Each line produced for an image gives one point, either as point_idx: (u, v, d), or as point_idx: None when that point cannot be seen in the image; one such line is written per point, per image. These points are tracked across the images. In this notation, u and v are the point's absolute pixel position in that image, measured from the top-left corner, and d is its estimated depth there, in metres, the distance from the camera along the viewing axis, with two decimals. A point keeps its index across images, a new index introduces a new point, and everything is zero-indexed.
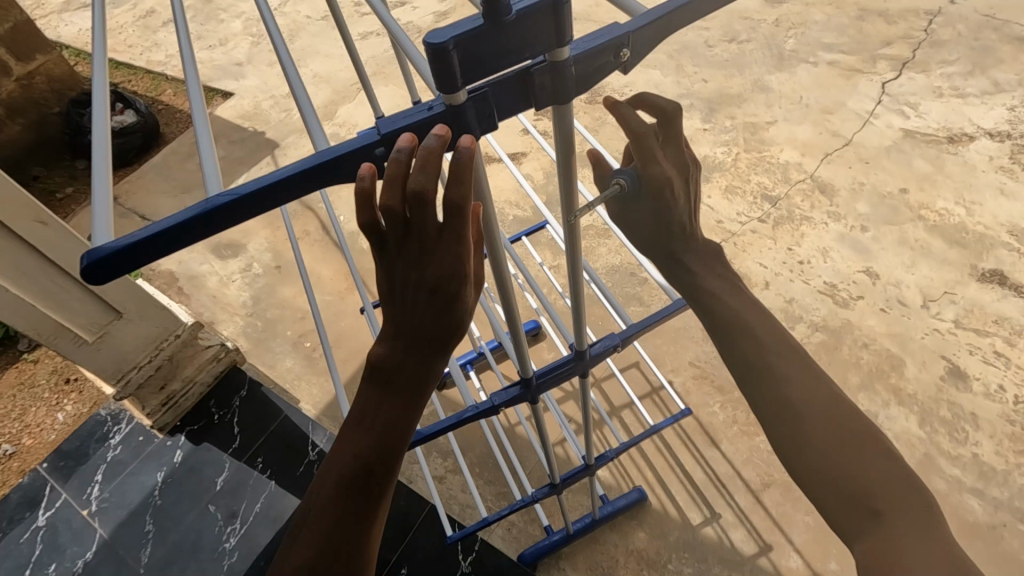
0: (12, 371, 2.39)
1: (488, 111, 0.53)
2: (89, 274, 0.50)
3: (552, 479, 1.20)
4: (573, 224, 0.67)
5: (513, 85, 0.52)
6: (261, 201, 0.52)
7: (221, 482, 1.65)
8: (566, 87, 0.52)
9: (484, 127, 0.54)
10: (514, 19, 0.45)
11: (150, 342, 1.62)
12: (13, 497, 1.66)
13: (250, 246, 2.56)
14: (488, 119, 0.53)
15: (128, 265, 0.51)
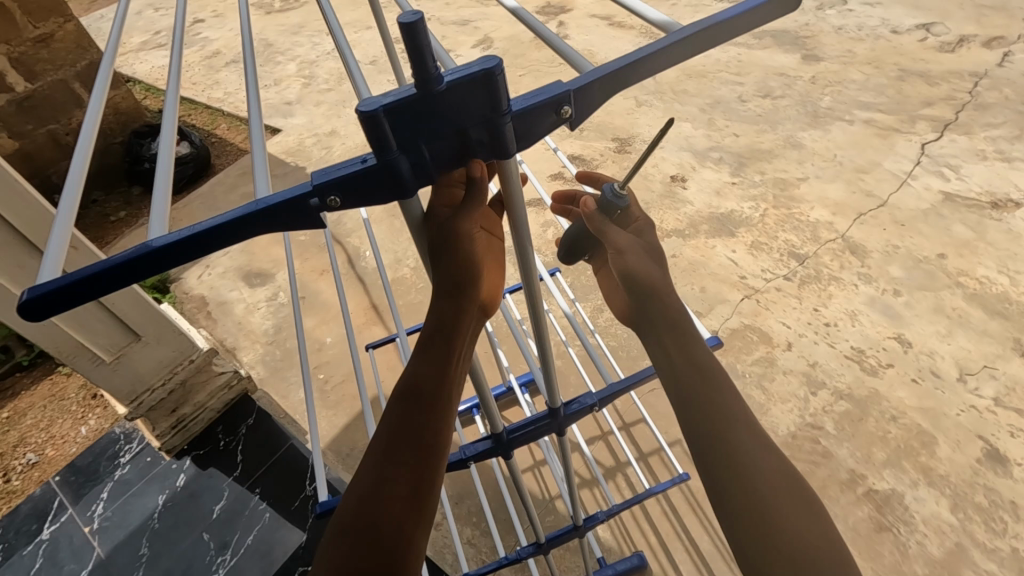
0: (46, 383, 2.51)
1: (423, 164, 0.44)
2: (21, 311, 0.43)
3: (538, 539, 1.16)
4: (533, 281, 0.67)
5: (450, 142, 0.44)
6: (205, 243, 0.44)
7: (218, 510, 1.66)
8: (508, 145, 0.45)
9: (420, 184, 0.46)
10: (445, 88, 0.40)
11: (166, 365, 1.68)
12: (24, 508, 1.72)
13: (279, 276, 2.65)
14: (422, 172, 0.45)
15: (72, 301, 0.45)
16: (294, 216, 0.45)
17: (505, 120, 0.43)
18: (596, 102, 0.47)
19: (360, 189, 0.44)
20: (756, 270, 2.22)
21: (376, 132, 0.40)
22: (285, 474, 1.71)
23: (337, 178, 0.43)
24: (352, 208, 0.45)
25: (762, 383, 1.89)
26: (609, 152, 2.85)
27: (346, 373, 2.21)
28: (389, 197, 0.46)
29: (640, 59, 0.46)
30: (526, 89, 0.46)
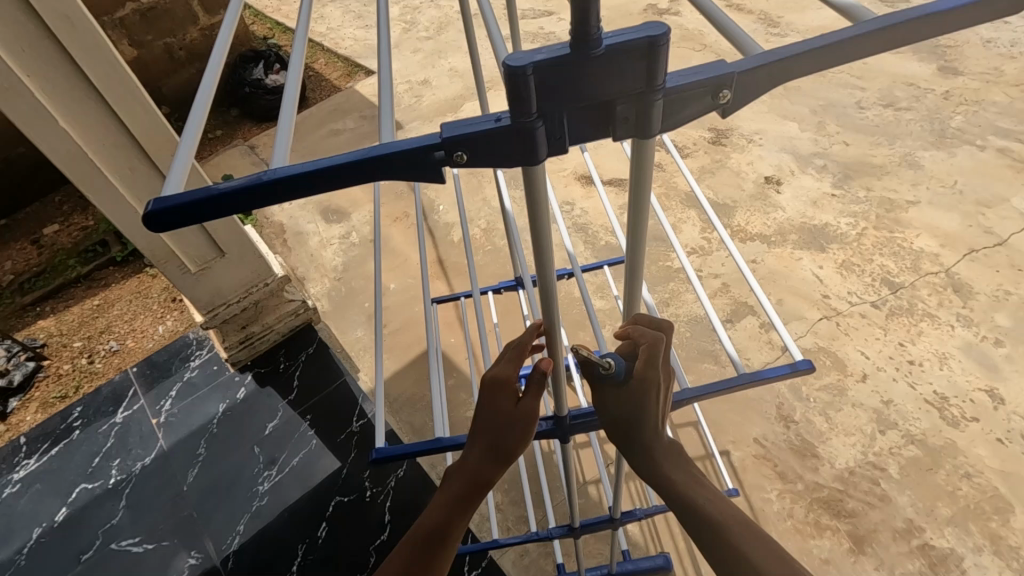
0: (135, 281, 2.71)
1: (560, 134, 0.41)
2: (143, 221, 0.44)
3: (573, 523, 1.15)
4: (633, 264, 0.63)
5: (595, 108, 0.40)
6: (326, 180, 0.43)
7: (271, 428, 1.75)
8: (651, 125, 0.41)
9: (551, 151, 0.42)
10: (604, 53, 0.36)
11: (243, 285, 1.76)
12: (104, 390, 1.88)
13: (354, 216, 2.73)
14: (557, 141, 0.42)
15: (193, 218, 0.44)
16: (413, 167, 0.43)
17: (656, 96, 0.39)
18: (759, 90, 0.43)
19: (488, 149, 0.41)
20: (841, 292, 2.08)
21: (519, 90, 0.37)
22: (334, 407, 1.78)
23: (468, 134, 0.40)
24: (477, 166, 0.42)
25: (826, 411, 1.79)
26: (703, 142, 2.71)
27: (404, 321, 2.26)
28: (514, 164, 0.43)
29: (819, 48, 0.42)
30: (683, 65, 0.41)
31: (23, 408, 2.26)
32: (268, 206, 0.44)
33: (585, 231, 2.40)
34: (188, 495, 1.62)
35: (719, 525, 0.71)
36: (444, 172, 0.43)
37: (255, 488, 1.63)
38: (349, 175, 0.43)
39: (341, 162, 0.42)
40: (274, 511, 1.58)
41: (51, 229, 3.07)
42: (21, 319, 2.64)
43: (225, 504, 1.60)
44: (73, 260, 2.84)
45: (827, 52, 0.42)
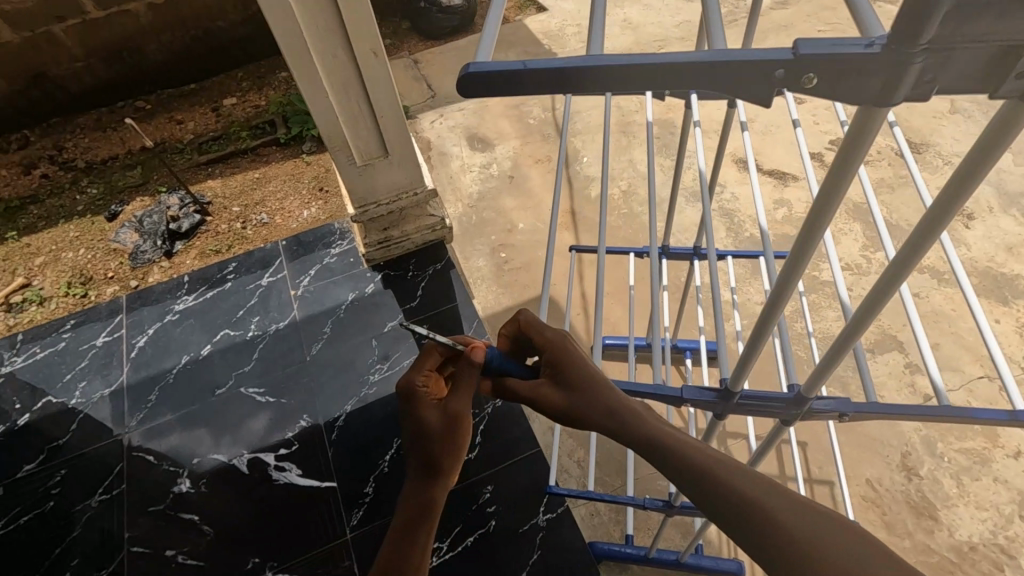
0: (291, 164, 2.94)
1: (932, 76, 0.37)
2: (458, 86, 0.47)
3: (671, 502, 1.12)
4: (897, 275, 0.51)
5: (994, 52, 0.35)
6: (647, 77, 0.43)
7: (389, 327, 1.85)
8: None
9: (908, 96, 0.39)
10: None
11: (396, 190, 1.84)
12: (256, 254, 2.08)
13: (497, 148, 2.80)
14: (924, 84, 0.38)
15: (501, 89, 0.46)
16: (742, 85, 0.42)
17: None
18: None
19: (845, 74, 0.38)
20: (1015, 354, 1.82)
21: (921, 14, 0.34)
22: (449, 325, 1.85)
23: (832, 54, 0.38)
24: (821, 94, 0.40)
25: (959, 476, 1.61)
26: (888, 152, 2.43)
27: (525, 262, 2.29)
28: (860, 100, 0.40)
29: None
30: None
31: (184, 252, 2.56)
32: (574, 93, 0.45)
33: (731, 218, 2.28)
34: (309, 365, 1.78)
35: (744, 500, 0.62)
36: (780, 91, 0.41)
37: (367, 377, 1.74)
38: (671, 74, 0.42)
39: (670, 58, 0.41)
40: (379, 401, 1.69)
41: (230, 102, 3.39)
42: (194, 175, 2.96)
43: (339, 383, 1.74)
44: (245, 133, 3.15)
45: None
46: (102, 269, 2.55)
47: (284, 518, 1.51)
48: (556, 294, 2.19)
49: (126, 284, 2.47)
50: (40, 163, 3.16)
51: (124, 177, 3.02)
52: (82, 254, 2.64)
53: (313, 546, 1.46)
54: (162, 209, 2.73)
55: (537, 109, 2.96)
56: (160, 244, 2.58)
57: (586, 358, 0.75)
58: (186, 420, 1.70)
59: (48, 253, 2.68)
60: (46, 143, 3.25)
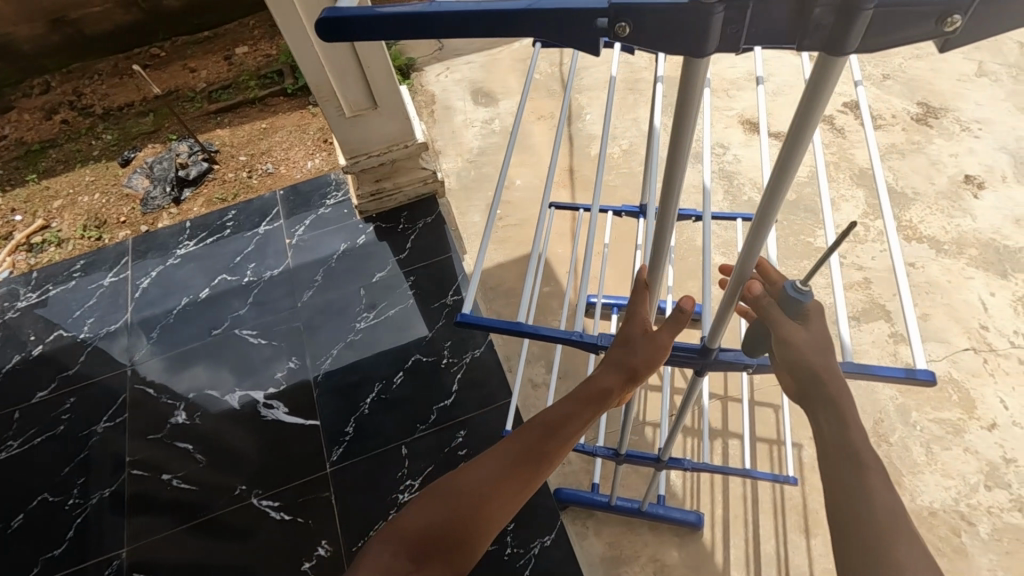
0: (298, 115, 2.96)
1: (736, 29, 0.43)
2: (323, 28, 0.54)
3: (619, 452, 1.18)
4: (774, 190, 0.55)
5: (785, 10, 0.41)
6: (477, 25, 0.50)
7: (378, 277, 1.90)
8: (846, 43, 0.41)
9: (721, 44, 0.45)
10: None
11: (387, 140, 1.86)
12: (255, 204, 2.15)
13: (502, 103, 2.76)
14: (730, 37, 0.44)
15: (361, 33, 0.54)
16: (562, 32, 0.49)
17: (865, 7, 0.38)
18: (1003, 27, 0.40)
19: (651, 22, 0.44)
20: (1006, 327, 1.79)
21: None
22: (437, 279, 1.88)
23: (641, 9, 0.44)
24: (637, 41, 0.46)
25: (929, 445, 1.63)
26: (905, 118, 2.34)
27: (520, 219, 2.31)
28: (678, 46, 0.46)
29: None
30: None
31: (192, 199, 2.63)
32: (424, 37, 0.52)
33: (730, 179, 2.25)
34: (301, 311, 1.85)
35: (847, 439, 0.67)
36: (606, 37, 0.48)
37: (354, 324, 1.81)
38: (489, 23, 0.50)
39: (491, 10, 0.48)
40: (365, 346, 1.76)
41: (242, 50, 3.34)
42: (204, 123, 3.00)
43: (328, 329, 1.81)
44: (254, 82, 3.15)
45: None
46: (115, 213, 2.65)
47: (273, 450, 1.62)
48: (547, 252, 2.20)
49: (137, 228, 2.56)
50: (59, 108, 3.22)
51: (137, 123, 3.08)
52: (96, 199, 2.73)
53: (300, 475, 1.57)
54: (172, 156, 2.79)
55: (545, 63, 2.89)
56: (169, 191, 2.66)
57: (817, 333, 0.70)
58: (188, 357, 1.81)
59: (66, 197, 2.79)
60: (67, 88, 3.30)
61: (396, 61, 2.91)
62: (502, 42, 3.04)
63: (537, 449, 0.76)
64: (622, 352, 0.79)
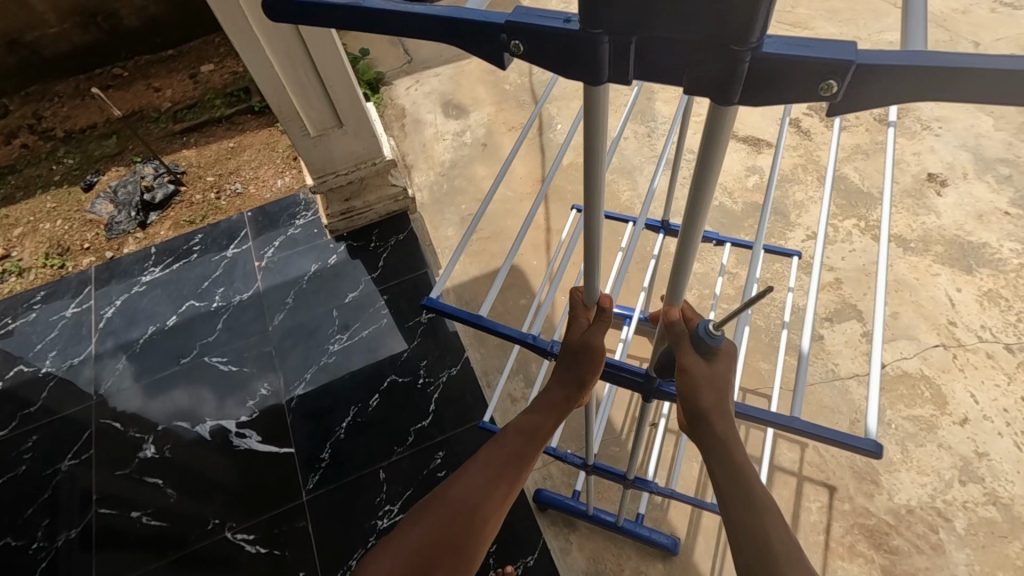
0: (266, 133, 2.92)
1: (624, 66, 0.45)
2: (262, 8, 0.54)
3: (586, 462, 1.18)
4: (692, 227, 0.57)
5: (674, 49, 0.41)
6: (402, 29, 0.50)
7: (351, 297, 1.87)
8: (729, 91, 0.42)
9: (613, 75, 0.46)
10: None
11: (354, 158, 1.84)
12: (222, 226, 2.11)
13: (473, 115, 2.75)
14: (621, 71, 0.45)
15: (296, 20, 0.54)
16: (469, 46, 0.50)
17: (743, 56, 0.39)
18: (883, 99, 0.42)
19: (547, 45, 0.46)
20: (974, 323, 1.83)
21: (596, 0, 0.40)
22: (412, 295, 1.85)
23: (535, 31, 0.46)
24: (529, 60, 0.48)
25: (904, 442, 1.65)
26: (868, 118, 2.39)
27: (493, 232, 2.30)
28: (578, 73, 0.47)
29: (978, 71, 0.38)
30: (798, 37, 0.40)
31: (158, 223, 2.57)
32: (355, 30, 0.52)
33: None
34: (272, 334, 1.82)
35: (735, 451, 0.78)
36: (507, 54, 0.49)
37: (327, 346, 1.78)
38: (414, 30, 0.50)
39: (409, 16, 0.49)
40: (337, 370, 1.73)
41: (207, 67, 3.27)
42: (170, 144, 2.94)
43: (300, 352, 1.77)
44: (220, 100, 3.09)
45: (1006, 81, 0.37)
46: (79, 240, 2.57)
47: (245, 480, 1.58)
48: (522, 264, 2.19)
49: (101, 254, 2.49)
50: (19, 132, 3.12)
51: (100, 146, 3.01)
52: (58, 225, 2.66)
53: (274, 506, 1.53)
54: (137, 179, 2.72)
55: (514, 73, 2.89)
56: (134, 215, 2.60)
57: (723, 371, 0.75)
58: (156, 388, 1.76)
59: (26, 225, 2.71)
60: (27, 111, 3.20)
61: (365, 76, 2.87)
62: None
63: (509, 466, 0.86)
64: (568, 368, 0.88)
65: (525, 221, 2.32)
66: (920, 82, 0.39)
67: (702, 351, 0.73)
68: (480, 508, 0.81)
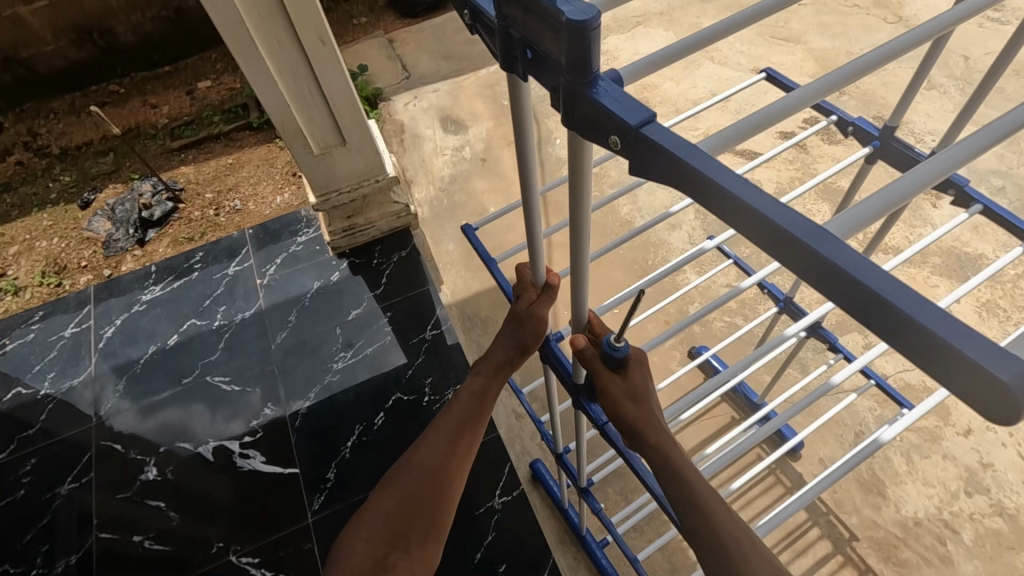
0: (264, 148, 2.92)
1: (512, 60, 0.54)
2: None
3: (557, 449, 1.21)
4: (579, 248, 0.62)
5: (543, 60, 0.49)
6: None
7: (354, 314, 1.86)
8: (565, 111, 0.50)
9: (509, 66, 0.55)
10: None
11: (357, 176, 1.84)
12: (223, 243, 2.10)
13: (471, 130, 2.76)
14: (512, 62, 0.54)
15: None
16: (500, 52, 0.54)
17: (570, 83, 0.47)
18: (659, 176, 0.47)
19: (484, 18, 0.56)
20: None
21: None
22: (415, 312, 1.85)
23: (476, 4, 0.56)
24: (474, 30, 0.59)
25: (909, 453, 1.65)
26: None
27: (494, 247, 2.30)
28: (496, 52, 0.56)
29: (715, 184, 0.43)
30: (628, 97, 0.46)
31: (157, 240, 2.56)
32: None
33: None
34: (274, 353, 1.80)
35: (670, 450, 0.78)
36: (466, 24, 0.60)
37: (330, 364, 1.76)
38: None
39: None
40: (341, 388, 1.72)
41: (205, 84, 3.27)
42: (168, 161, 2.94)
43: (303, 371, 1.76)
44: (217, 117, 3.09)
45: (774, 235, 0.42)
46: (76, 258, 2.55)
47: (248, 502, 1.56)
48: None
49: (99, 273, 2.48)
50: (13, 149, 3.09)
51: (97, 163, 2.99)
52: (55, 243, 2.64)
53: (278, 528, 1.51)
54: (134, 197, 2.71)
55: (511, 88, 2.91)
56: (133, 233, 2.59)
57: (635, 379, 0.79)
58: (156, 409, 1.73)
59: (21, 243, 2.68)
60: (21, 128, 3.16)
61: (363, 92, 2.88)
62: (468, 68, 3.04)
63: (463, 431, 0.90)
64: (512, 333, 0.92)
65: (526, 236, 2.33)
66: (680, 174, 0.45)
67: (608, 366, 0.78)
68: (441, 471, 0.85)
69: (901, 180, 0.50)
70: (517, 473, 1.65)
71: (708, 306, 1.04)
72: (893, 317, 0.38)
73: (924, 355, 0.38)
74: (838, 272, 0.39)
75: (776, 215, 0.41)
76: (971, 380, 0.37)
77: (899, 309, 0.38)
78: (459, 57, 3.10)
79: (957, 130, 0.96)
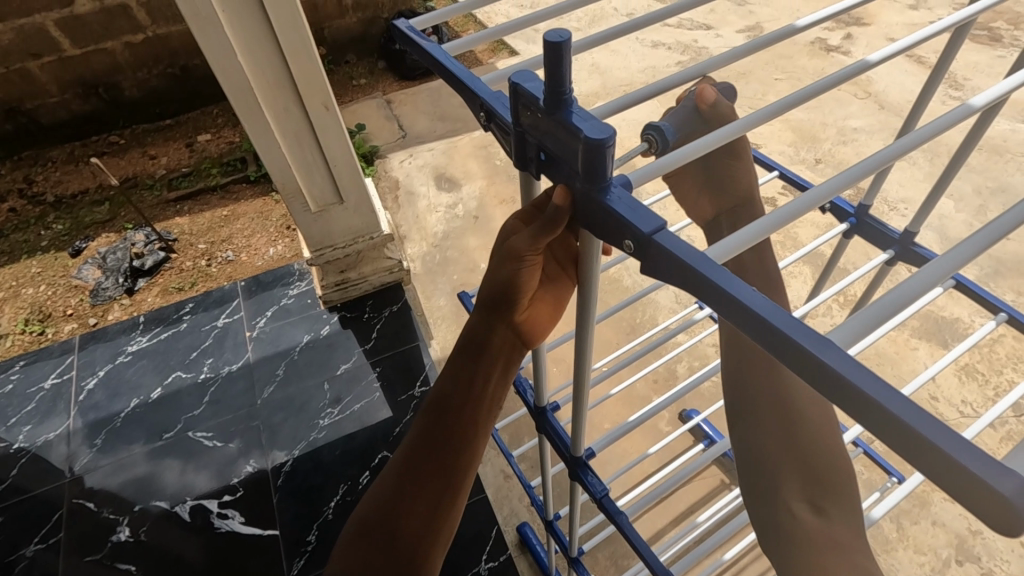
0: (260, 201, 2.97)
1: (526, 160, 0.58)
2: (397, 35, 0.76)
3: (547, 516, 1.19)
4: (585, 325, 0.64)
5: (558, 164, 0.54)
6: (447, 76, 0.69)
7: (343, 369, 1.85)
8: (580, 211, 0.53)
9: (521, 163, 0.59)
10: (566, 118, 0.49)
11: (352, 233, 1.88)
12: (213, 294, 2.10)
13: (465, 188, 2.84)
14: (525, 158, 0.58)
15: (409, 47, 0.75)
16: (515, 151, 0.59)
17: (591, 189, 0.50)
18: (669, 276, 0.48)
19: (497, 118, 0.61)
20: (955, 398, 1.87)
21: (515, 102, 0.54)
22: (404, 367, 1.85)
23: (491, 105, 0.61)
24: (489, 129, 0.64)
25: (899, 519, 1.64)
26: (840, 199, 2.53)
27: None
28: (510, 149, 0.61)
29: (726, 295, 0.44)
30: (637, 201, 0.49)
31: (146, 290, 2.56)
32: (430, 66, 0.71)
33: None
34: (260, 409, 1.78)
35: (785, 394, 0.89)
36: (482, 123, 0.65)
37: (317, 421, 1.74)
38: (450, 77, 0.68)
39: (448, 68, 0.67)
40: (328, 444, 1.69)
41: (205, 137, 3.35)
42: (163, 212, 2.97)
43: (288, 428, 1.73)
44: (216, 169, 3.15)
45: (766, 330, 0.43)
46: (62, 306, 2.53)
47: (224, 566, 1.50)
48: None
49: (85, 321, 2.45)
50: (8, 196, 3.10)
51: (91, 212, 3.01)
52: (41, 291, 2.62)
53: None
54: (127, 246, 2.72)
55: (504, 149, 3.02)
56: (123, 281, 2.59)
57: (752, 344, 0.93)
58: (133, 467, 1.68)
59: (8, 290, 2.66)
60: (17, 175, 3.19)
61: (360, 149, 2.97)
62: (463, 129, 3.16)
63: (422, 454, 0.73)
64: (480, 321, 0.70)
65: None
66: (691, 277, 0.46)
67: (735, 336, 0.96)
68: (395, 503, 0.72)
69: (893, 293, 0.52)
70: (505, 537, 1.61)
71: (694, 379, 1.18)
72: (887, 420, 0.38)
73: (923, 459, 0.37)
74: (845, 383, 0.39)
75: (774, 318, 0.42)
76: (967, 485, 0.36)
77: (911, 426, 0.37)
78: (454, 119, 3.22)
79: (925, 207, 1.02)
